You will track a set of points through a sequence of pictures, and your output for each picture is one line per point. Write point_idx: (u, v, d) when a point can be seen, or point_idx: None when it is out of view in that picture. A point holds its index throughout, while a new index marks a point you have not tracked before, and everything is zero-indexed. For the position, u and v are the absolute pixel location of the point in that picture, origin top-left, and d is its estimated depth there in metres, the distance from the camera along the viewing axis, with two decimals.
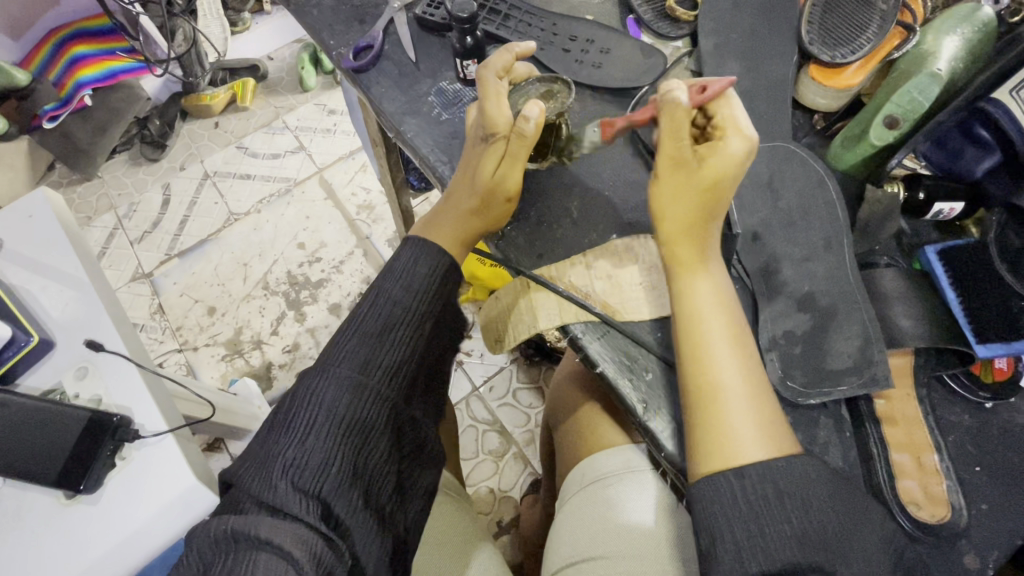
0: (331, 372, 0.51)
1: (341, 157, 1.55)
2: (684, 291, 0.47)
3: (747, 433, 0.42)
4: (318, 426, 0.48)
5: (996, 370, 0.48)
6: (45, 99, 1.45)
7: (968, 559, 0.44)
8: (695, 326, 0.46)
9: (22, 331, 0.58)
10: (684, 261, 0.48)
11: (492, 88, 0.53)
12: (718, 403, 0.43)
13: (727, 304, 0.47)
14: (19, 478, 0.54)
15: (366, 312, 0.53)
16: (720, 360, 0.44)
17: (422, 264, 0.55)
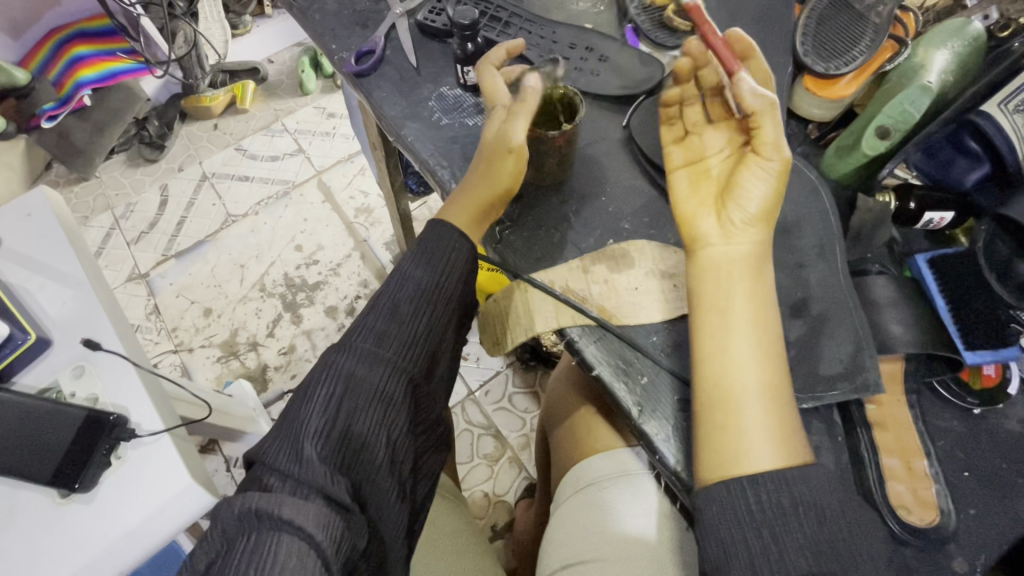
0: (355, 346, 0.52)
1: (340, 160, 1.56)
2: (722, 282, 0.46)
3: (760, 439, 0.42)
4: (345, 394, 0.50)
5: (984, 377, 0.48)
6: (43, 99, 1.46)
7: (957, 563, 0.44)
8: (715, 321, 0.46)
9: (20, 329, 0.59)
10: (731, 250, 0.47)
11: (489, 69, 0.57)
12: (736, 406, 0.43)
13: (758, 293, 0.46)
14: (14, 476, 0.53)
15: (388, 291, 0.54)
16: (741, 362, 0.44)
17: (444, 245, 0.55)
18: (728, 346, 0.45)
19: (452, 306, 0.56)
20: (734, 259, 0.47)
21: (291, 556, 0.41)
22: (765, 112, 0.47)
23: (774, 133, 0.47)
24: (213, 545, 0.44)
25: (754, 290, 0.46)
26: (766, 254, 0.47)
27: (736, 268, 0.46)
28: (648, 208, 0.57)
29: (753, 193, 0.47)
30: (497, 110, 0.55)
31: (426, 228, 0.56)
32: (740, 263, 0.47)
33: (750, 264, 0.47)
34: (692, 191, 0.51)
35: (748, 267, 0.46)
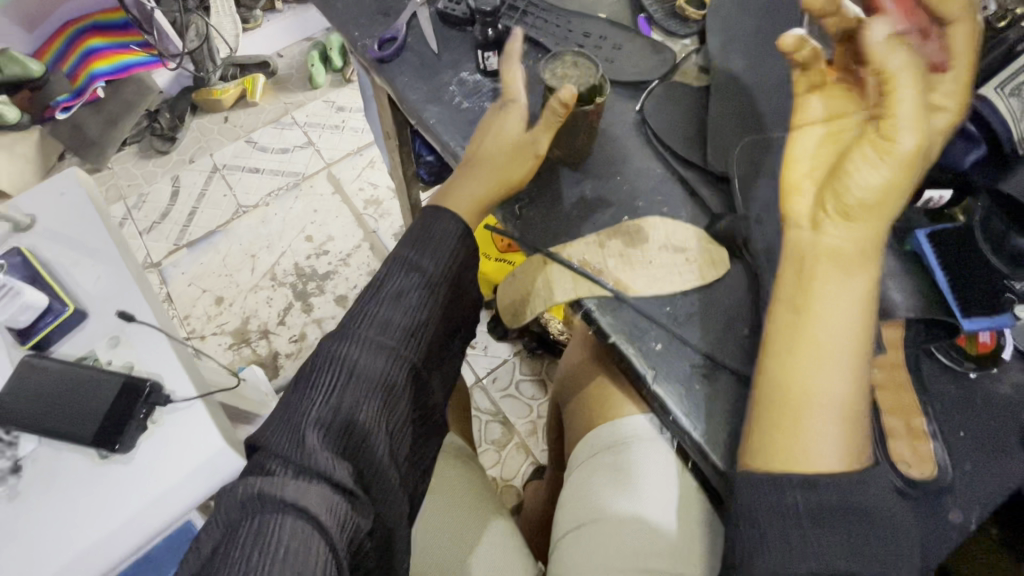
0: (354, 334, 0.54)
1: (349, 153, 1.58)
2: (829, 285, 0.45)
3: (828, 443, 0.43)
4: (347, 383, 0.52)
5: (980, 343, 0.51)
6: (57, 90, 1.50)
7: (951, 513, 0.47)
8: (813, 331, 0.44)
9: (58, 300, 0.62)
10: (817, 246, 0.46)
11: (509, 64, 0.60)
12: (806, 411, 0.44)
13: (861, 297, 0.45)
14: (58, 437, 0.56)
15: (387, 281, 0.57)
16: (826, 372, 0.44)
17: (442, 240, 0.58)
18: (819, 357, 0.44)
19: (449, 296, 0.59)
20: (838, 254, 0.45)
21: (296, 533, 0.44)
22: (896, 83, 0.43)
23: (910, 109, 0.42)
24: (216, 531, 0.45)
25: (857, 296, 0.45)
26: (870, 251, 0.45)
27: (822, 260, 0.45)
28: (660, 188, 0.60)
29: (862, 179, 0.44)
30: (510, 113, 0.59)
31: (419, 216, 0.59)
32: (838, 260, 0.45)
33: (843, 262, 0.45)
34: (821, 153, 0.49)
35: (851, 263, 0.45)
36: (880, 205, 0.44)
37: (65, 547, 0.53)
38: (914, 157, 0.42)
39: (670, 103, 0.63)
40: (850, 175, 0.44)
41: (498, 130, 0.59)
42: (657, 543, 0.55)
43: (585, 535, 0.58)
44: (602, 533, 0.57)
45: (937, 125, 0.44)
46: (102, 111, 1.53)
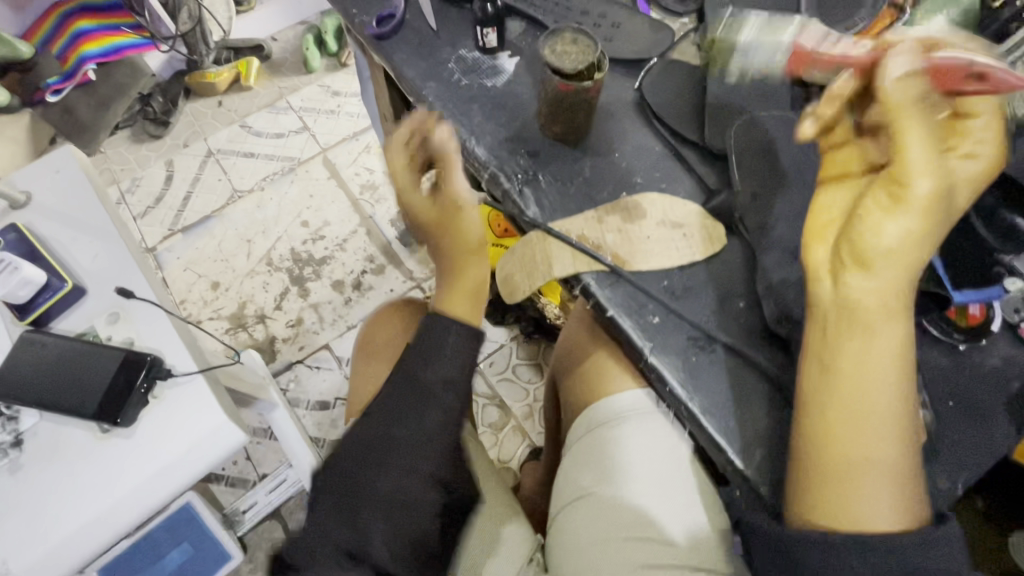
0: (368, 444, 0.53)
1: (345, 138, 1.57)
2: (863, 356, 0.43)
3: (881, 505, 0.42)
4: (362, 484, 0.52)
5: (970, 316, 0.52)
6: (47, 73, 1.46)
7: (940, 481, 0.48)
8: (855, 402, 0.43)
9: (57, 276, 0.62)
10: (845, 298, 0.44)
11: (400, 174, 0.60)
12: (854, 476, 0.42)
13: (897, 363, 0.43)
14: (59, 412, 0.57)
15: (394, 387, 0.55)
16: (870, 435, 0.42)
17: (452, 345, 0.57)
18: (856, 425, 0.43)
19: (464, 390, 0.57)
20: (858, 309, 0.43)
21: None
22: (907, 131, 0.43)
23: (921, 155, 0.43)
24: None
25: (895, 366, 0.43)
26: (899, 303, 0.43)
27: (842, 319, 0.44)
28: (659, 164, 0.60)
29: (882, 229, 0.43)
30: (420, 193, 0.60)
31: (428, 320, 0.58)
32: (865, 313, 0.43)
33: (876, 318, 0.43)
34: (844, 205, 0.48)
35: (876, 318, 0.43)
36: (906, 257, 0.43)
37: (70, 518, 0.54)
38: (931, 200, 0.42)
39: (668, 81, 0.63)
40: (867, 231, 0.43)
41: (429, 224, 0.60)
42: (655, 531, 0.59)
43: (593, 511, 0.62)
44: (609, 509, 0.61)
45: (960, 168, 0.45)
46: (93, 95, 1.50)
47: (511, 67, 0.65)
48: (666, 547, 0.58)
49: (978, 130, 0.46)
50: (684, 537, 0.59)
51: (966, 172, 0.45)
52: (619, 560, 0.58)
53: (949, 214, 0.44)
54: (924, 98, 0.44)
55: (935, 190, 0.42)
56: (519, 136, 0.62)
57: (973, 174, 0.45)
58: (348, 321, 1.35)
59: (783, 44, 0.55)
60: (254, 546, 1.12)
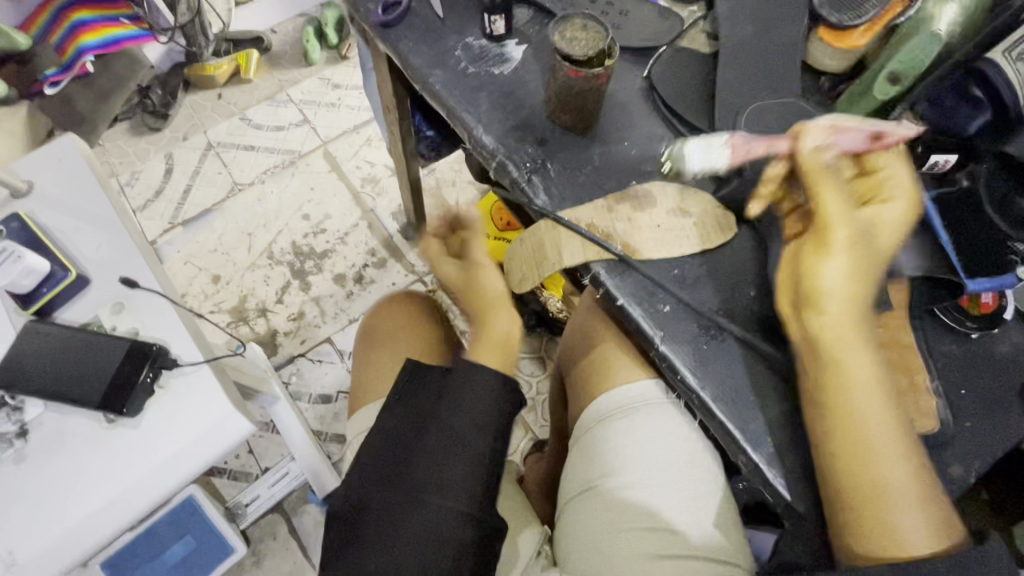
0: (406, 482, 0.54)
1: (346, 131, 1.56)
2: (840, 387, 0.47)
3: (914, 530, 0.45)
4: (392, 523, 0.53)
5: (982, 304, 0.53)
6: (45, 64, 1.42)
7: (953, 467, 0.49)
8: (859, 434, 0.46)
9: (60, 266, 0.61)
10: (825, 338, 0.47)
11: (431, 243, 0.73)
12: (885, 504, 0.45)
13: (879, 390, 0.47)
14: (65, 402, 0.56)
15: (433, 425, 0.56)
16: (886, 461, 0.45)
17: (480, 386, 0.57)
18: (868, 453, 0.46)
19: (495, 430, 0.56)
20: (834, 344, 0.47)
21: None
22: (823, 191, 0.48)
23: (838, 207, 0.48)
24: None
25: (879, 395, 0.47)
26: (862, 335, 0.47)
27: (818, 358, 0.48)
28: (668, 153, 0.60)
29: (829, 275, 0.47)
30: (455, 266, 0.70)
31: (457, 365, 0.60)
32: (845, 348, 0.47)
33: (857, 350, 0.47)
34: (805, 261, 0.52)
35: (832, 352, 0.47)
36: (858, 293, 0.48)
37: (76, 509, 0.54)
38: (851, 242, 0.47)
39: (677, 69, 0.63)
40: (804, 278, 0.48)
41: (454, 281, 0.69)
42: (669, 530, 0.59)
43: (603, 501, 0.62)
44: (619, 498, 0.61)
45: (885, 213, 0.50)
46: (91, 87, 1.48)
47: (518, 55, 0.65)
48: (676, 536, 0.59)
49: (897, 173, 0.51)
50: (695, 527, 0.59)
51: (891, 216, 0.49)
52: (629, 548, 0.59)
53: (876, 251, 0.48)
54: (828, 160, 0.50)
55: (849, 233, 0.47)
56: (528, 124, 0.62)
57: (901, 214, 0.49)
58: (350, 315, 1.35)
59: (719, 142, 0.56)
60: (256, 540, 1.12)
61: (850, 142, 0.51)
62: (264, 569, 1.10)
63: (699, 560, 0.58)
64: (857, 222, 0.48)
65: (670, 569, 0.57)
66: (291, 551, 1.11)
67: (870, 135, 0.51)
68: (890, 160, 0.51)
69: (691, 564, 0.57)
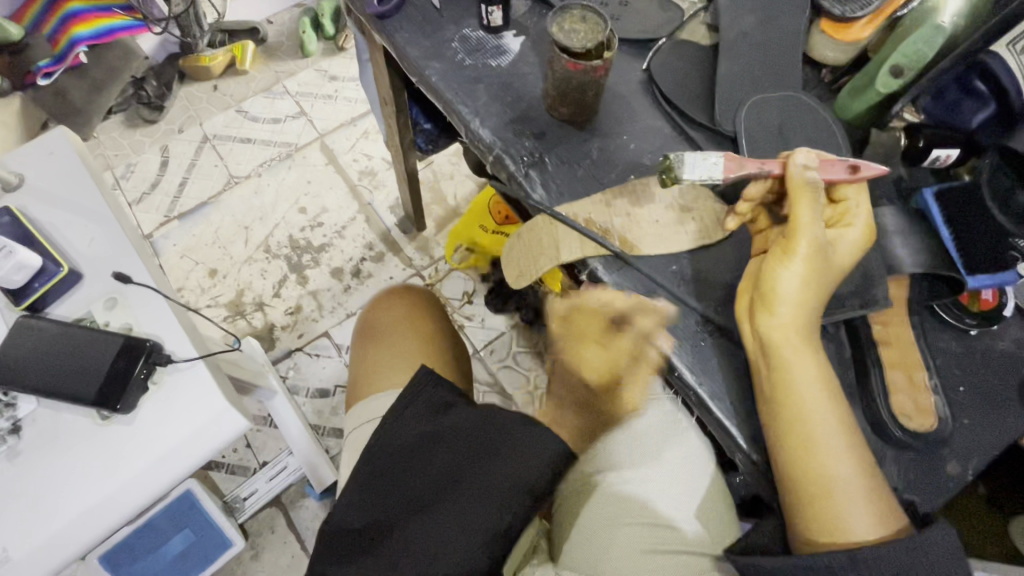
0: (434, 509, 0.55)
1: (343, 123, 1.55)
2: (784, 381, 0.47)
3: (859, 517, 0.44)
4: (407, 548, 0.53)
5: (983, 301, 0.53)
6: (39, 55, 1.39)
7: (950, 465, 0.49)
8: (804, 425, 0.46)
9: (52, 261, 0.60)
10: (775, 339, 0.48)
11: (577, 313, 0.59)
12: (832, 495, 0.45)
13: (821, 387, 0.47)
14: (58, 398, 0.56)
15: (480, 468, 0.56)
16: (833, 453, 0.46)
17: (536, 449, 0.56)
18: (813, 447, 0.46)
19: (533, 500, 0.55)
20: (781, 345, 0.47)
21: None
22: (800, 203, 0.48)
23: (811, 220, 0.47)
24: None
25: (824, 393, 0.47)
26: (805, 340, 0.48)
27: (767, 361, 0.48)
28: (667, 147, 0.59)
29: (785, 282, 0.47)
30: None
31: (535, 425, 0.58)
32: (792, 349, 0.47)
33: (802, 351, 0.48)
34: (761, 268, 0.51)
35: (779, 349, 0.48)
36: (807, 300, 0.48)
37: (69, 506, 0.53)
38: (815, 251, 0.47)
39: (676, 61, 0.62)
40: (763, 282, 0.49)
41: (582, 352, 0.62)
42: (664, 525, 0.59)
43: (599, 494, 0.62)
44: (616, 492, 0.61)
45: (848, 233, 0.49)
46: (85, 78, 1.45)
47: (516, 47, 0.64)
48: (672, 531, 0.59)
49: (862, 205, 0.50)
50: (690, 521, 0.60)
51: (849, 239, 0.49)
52: (626, 543, 0.59)
53: (836, 264, 0.48)
54: (810, 176, 0.48)
55: (813, 242, 0.47)
56: (525, 117, 0.61)
57: (858, 237, 0.49)
58: (347, 309, 1.34)
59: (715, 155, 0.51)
60: (254, 533, 1.12)
61: (829, 165, 0.50)
62: (262, 562, 1.10)
63: (695, 555, 0.58)
64: (821, 234, 0.47)
65: (666, 564, 0.57)
66: (289, 544, 1.11)
67: (849, 167, 0.50)
68: (853, 194, 0.51)
69: (685, 559, 0.58)
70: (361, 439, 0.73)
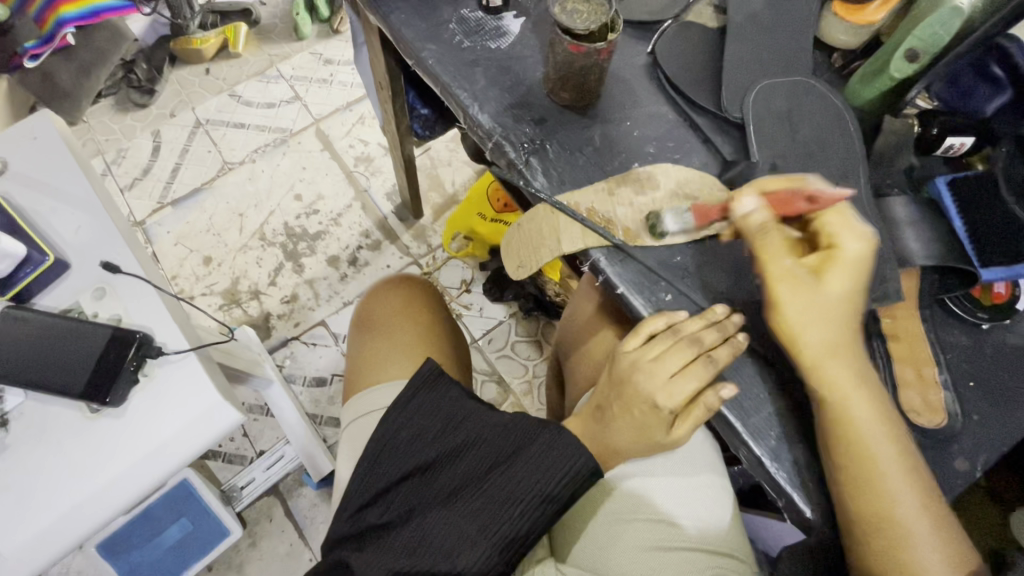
0: (455, 502, 0.54)
1: (339, 108, 1.52)
2: (841, 417, 0.47)
3: (929, 557, 0.46)
4: (424, 537, 0.53)
5: (994, 295, 0.52)
6: (24, 36, 1.32)
7: (959, 462, 0.48)
8: (874, 470, 0.46)
9: (37, 250, 0.58)
10: (817, 376, 0.48)
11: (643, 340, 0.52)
12: (900, 529, 0.46)
13: (883, 431, 0.47)
14: (46, 390, 0.55)
15: (506, 472, 0.54)
16: (897, 488, 0.46)
17: (560, 455, 0.54)
18: (878, 483, 0.46)
19: (553, 507, 0.53)
20: (820, 379, 0.48)
21: None
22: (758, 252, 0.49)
23: (781, 266, 0.48)
24: None
25: (881, 426, 0.47)
26: (848, 371, 0.48)
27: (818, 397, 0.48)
28: (672, 134, 0.58)
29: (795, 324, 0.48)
30: (661, 413, 0.51)
31: (558, 430, 0.55)
32: (837, 382, 0.48)
33: (850, 384, 0.48)
34: None
35: (831, 390, 0.48)
36: (834, 334, 0.48)
37: (61, 498, 0.52)
38: (810, 289, 0.48)
39: (681, 43, 0.60)
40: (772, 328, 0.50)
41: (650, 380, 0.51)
42: (667, 526, 0.60)
43: (603, 494, 0.62)
44: (619, 492, 0.61)
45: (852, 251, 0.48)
46: (74, 60, 1.40)
47: (516, 28, 0.62)
48: (675, 528, 0.59)
49: (841, 228, 0.49)
50: (690, 519, 0.60)
51: (857, 255, 0.48)
52: (629, 541, 0.59)
53: (829, 298, 0.48)
54: (754, 223, 0.49)
55: (791, 283, 0.48)
56: (525, 102, 0.59)
57: (855, 256, 0.48)
58: (344, 298, 1.33)
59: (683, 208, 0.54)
60: (252, 521, 1.11)
61: (783, 202, 0.50)
62: (259, 550, 1.10)
63: (698, 551, 0.58)
64: (800, 269, 0.48)
65: (670, 561, 0.57)
66: (287, 533, 1.11)
67: (807, 199, 0.50)
68: (833, 218, 0.50)
69: (689, 557, 0.58)
70: (359, 430, 0.72)
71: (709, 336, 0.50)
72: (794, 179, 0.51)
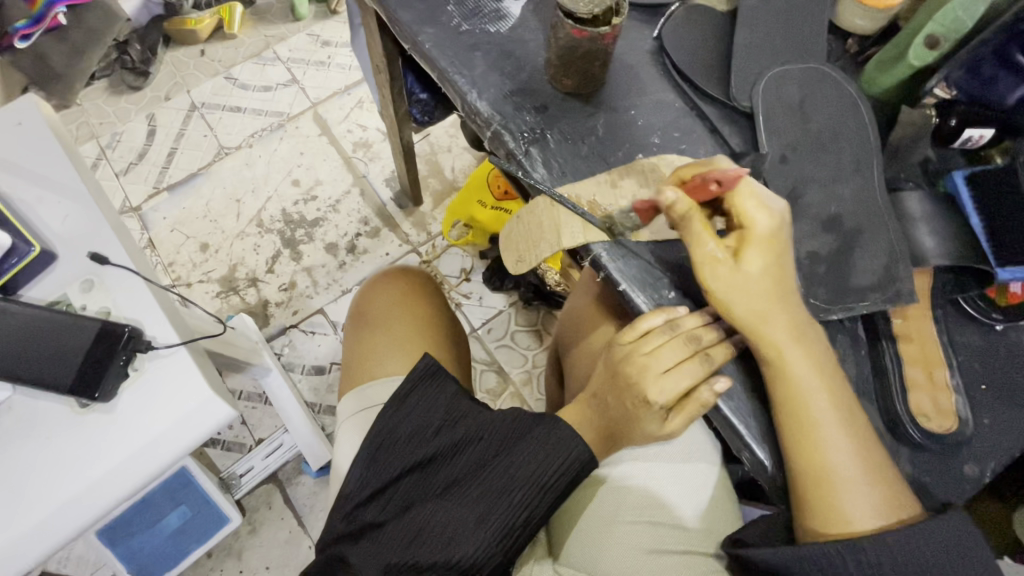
0: (454, 496, 0.53)
1: (336, 91, 1.48)
2: (785, 377, 0.46)
3: (863, 508, 0.45)
4: (424, 531, 0.52)
5: (1010, 295, 0.50)
6: (14, 15, 1.26)
7: (969, 466, 0.48)
8: (804, 424, 0.46)
9: (22, 240, 0.56)
10: (771, 346, 0.46)
11: (639, 331, 0.51)
12: (831, 488, 0.45)
13: (819, 387, 0.46)
14: (33, 385, 0.54)
15: (503, 463, 0.53)
16: (834, 445, 0.46)
17: (559, 448, 0.53)
18: (815, 440, 0.45)
19: (550, 498, 0.52)
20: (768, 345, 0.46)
21: None
22: (689, 242, 0.47)
23: (704, 253, 0.46)
24: None
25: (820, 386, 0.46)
26: (793, 334, 0.46)
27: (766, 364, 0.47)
28: (678, 123, 0.56)
29: (734, 301, 0.46)
30: (653, 407, 0.50)
31: (555, 424, 0.54)
32: (790, 343, 0.46)
33: (801, 345, 0.47)
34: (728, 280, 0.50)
35: (772, 351, 0.47)
36: (778, 308, 0.46)
37: (52, 495, 0.51)
38: (739, 270, 0.46)
39: (690, 29, 0.57)
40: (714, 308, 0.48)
41: (643, 375, 0.50)
42: (659, 527, 0.59)
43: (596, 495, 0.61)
44: (612, 491, 0.61)
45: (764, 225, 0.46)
46: (65, 40, 1.35)
47: (516, 11, 0.60)
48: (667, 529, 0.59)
49: (749, 205, 0.46)
50: (684, 520, 0.59)
51: (766, 229, 0.46)
52: (621, 542, 0.58)
53: (751, 277, 0.46)
54: (677, 213, 0.46)
55: (713, 269, 0.46)
56: (527, 89, 0.56)
57: (767, 231, 0.46)
58: (342, 286, 1.31)
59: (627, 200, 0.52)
60: (251, 509, 1.11)
61: (692, 189, 0.48)
62: (259, 537, 1.10)
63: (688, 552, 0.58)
64: (717, 251, 0.46)
65: (662, 563, 0.57)
66: (286, 520, 1.11)
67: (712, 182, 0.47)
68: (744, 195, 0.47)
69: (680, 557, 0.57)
70: (356, 426, 0.71)
71: (707, 335, 0.49)
72: (701, 167, 0.49)
